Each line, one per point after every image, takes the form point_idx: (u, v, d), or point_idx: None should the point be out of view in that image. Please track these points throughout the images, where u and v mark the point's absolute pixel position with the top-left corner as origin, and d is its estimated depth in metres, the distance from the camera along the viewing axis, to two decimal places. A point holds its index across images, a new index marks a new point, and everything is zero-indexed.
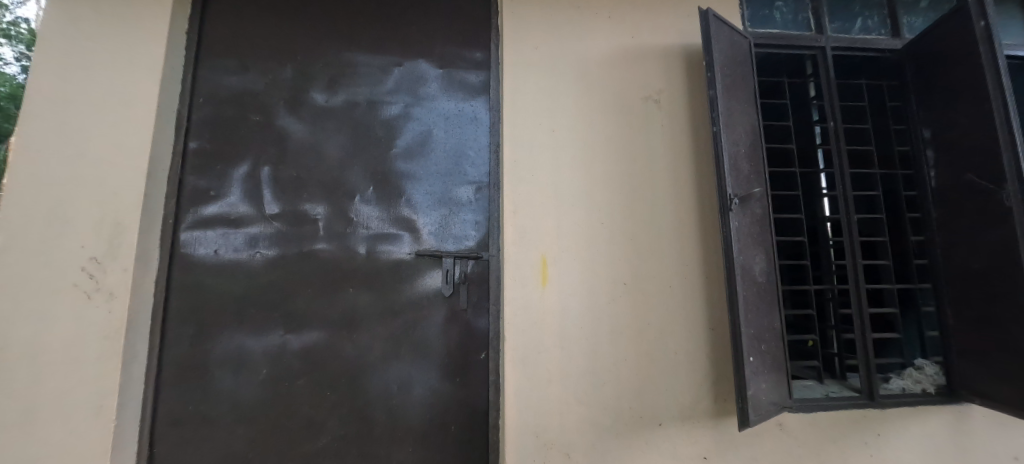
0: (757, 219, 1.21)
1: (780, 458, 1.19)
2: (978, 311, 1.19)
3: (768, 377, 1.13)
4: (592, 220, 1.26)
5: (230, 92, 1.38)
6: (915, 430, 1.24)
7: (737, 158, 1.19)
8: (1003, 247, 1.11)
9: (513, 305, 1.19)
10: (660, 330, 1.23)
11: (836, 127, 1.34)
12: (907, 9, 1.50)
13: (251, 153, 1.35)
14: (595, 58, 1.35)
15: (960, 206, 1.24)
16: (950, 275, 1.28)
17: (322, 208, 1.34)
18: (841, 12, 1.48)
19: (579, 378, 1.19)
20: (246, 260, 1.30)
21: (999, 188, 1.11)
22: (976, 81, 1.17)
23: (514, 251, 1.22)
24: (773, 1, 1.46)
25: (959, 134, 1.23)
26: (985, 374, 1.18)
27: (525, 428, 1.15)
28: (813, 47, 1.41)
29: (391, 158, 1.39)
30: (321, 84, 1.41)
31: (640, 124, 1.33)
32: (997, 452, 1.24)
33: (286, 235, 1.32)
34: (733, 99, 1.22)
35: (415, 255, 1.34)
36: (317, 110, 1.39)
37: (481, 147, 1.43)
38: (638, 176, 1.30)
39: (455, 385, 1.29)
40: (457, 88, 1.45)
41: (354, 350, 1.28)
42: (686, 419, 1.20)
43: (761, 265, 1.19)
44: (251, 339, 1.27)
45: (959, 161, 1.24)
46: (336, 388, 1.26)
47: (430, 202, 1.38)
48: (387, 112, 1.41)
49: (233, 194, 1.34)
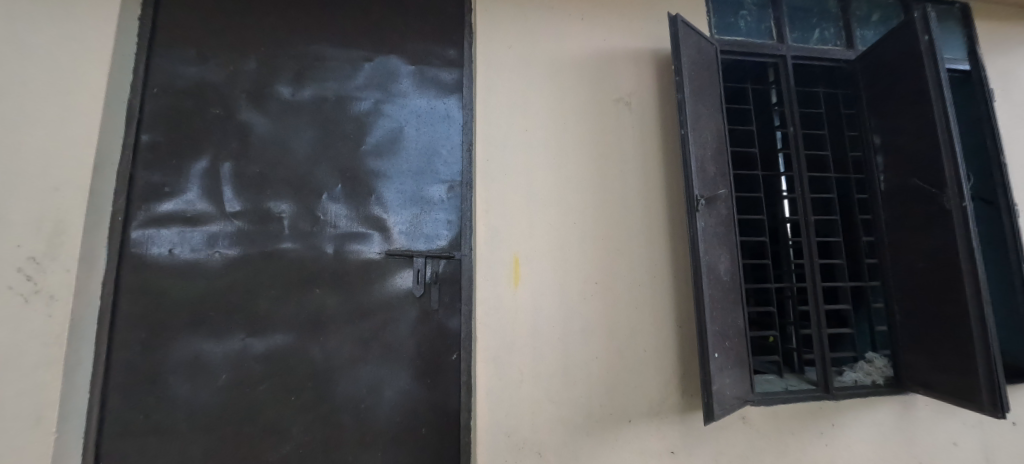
0: (722, 219, 1.25)
1: (743, 451, 1.24)
2: (923, 306, 1.27)
3: (731, 373, 1.17)
4: (564, 219, 1.27)
5: (188, 83, 1.30)
6: (865, 419, 1.31)
7: (704, 160, 1.22)
8: (945, 247, 1.19)
9: (484, 305, 1.19)
10: (630, 329, 1.25)
11: (795, 133, 1.40)
12: (860, 23, 1.59)
13: (209, 147, 1.28)
14: (568, 59, 1.36)
15: (907, 208, 1.32)
16: (897, 274, 1.36)
17: (287, 205, 1.29)
18: (800, 23, 1.55)
19: (550, 377, 1.19)
20: (205, 260, 1.23)
21: (941, 192, 1.19)
22: (921, 92, 1.25)
23: (486, 250, 1.21)
24: (739, 9, 1.51)
25: (904, 141, 1.31)
26: (928, 366, 1.26)
27: (496, 429, 1.14)
28: (775, 55, 1.47)
29: (360, 155, 1.35)
30: (286, 78, 1.35)
31: (612, 125, 1.35)
32: (938, 437, 1.34)
33: (248, 234, 1.26)
34: (700, 103, 1.25)
35: (386, 255, 1.31)
36: (282, 104, 1.34)
37: (454, 146, 1.41)
38: (609, 176, 1.32)
39: (426, 387, 1.26)
40: (429, 85, 1.43)
41: (321, 353, 1.24)
42: (654, 414, 1.22)
43: (725, 264, 1.23)
44: (209, 343, 1.20)
45: (905, 167, 1.31)
46: (300, 393, 1.22)
47: (401, 201, 1.35)
48: (356, 107, 1.37)
49: (191, 191, 1.27)
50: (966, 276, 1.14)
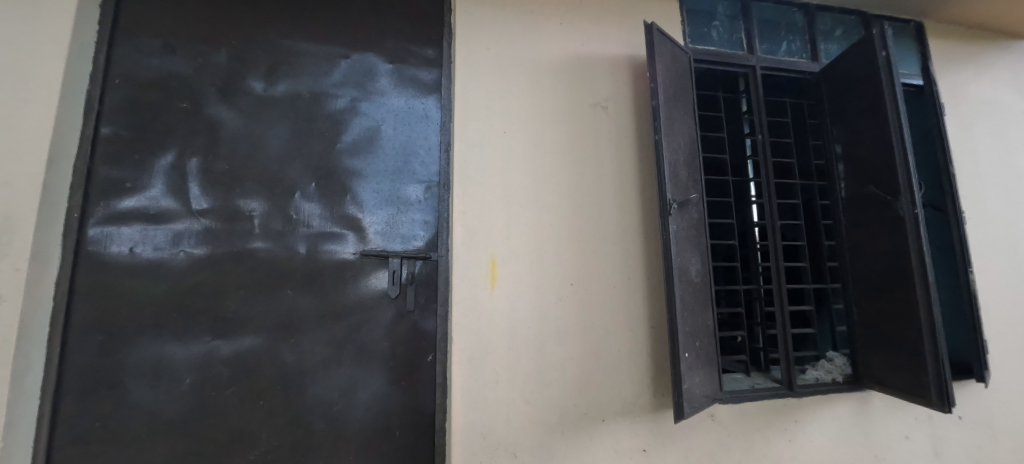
0: (693, 223, 1.28)
1: (712, 447, 1.27)
2: (879, 307, 1.34)
3: (701, 372, 1.20)
4: (540, 221, 1.28)
5: (153, 75, 1.25)
6: (826, 415, 1.37)
7: (677, 165, 1.26)
8: (899, 251, 1.26)
9: (460, 306, 1.18)
10: (604, 330, 1.28)
11: (763, 141, 1.46)
12: (824, 37, 1.67)
13: (176, 142, 1.24)
14: (546, 63, 1.38)
15: (865, 215, 1.39)
16: (855, 277, 1.43)
17: (258, 203, 1.26)
18: (769, 35, 1.61)
19: (525, 378, 1.20)
20: (169, 259, 1.19)
21: (895, 199, 1.26)
22: (878, 104, 1.32)
23: (463, 251, 1.21)
24: (711, 20, 1.56)
25: (863, 151, 1.38)
26: (882, 364, 1.33)
27: (471, 430, 1.14)
28: (745, 65, 1.52)
29: (335, 153, 1.33)
30: (259, 72, 1.32)
31: (589, 129, 1.37)
32: (892, 431, 1.41)
33: (216, 233, 1.22)
34: (674, 110, 1.28)
35: (360, 255, 1.29)
36: (254, 99, 1.30)
37: (432, 146, 1.40)
38: (586, 179, 1.34)
39: (401, 389, 1.25)
40: (408, 84, 1.41)
41: (292, 355, 1.21)
42: (627, 414, 1.25)
43: (696, 267, 1.26)
44: (173, 345, 1.16)
45: (864, 175, 1.38)
46: (269, 397, 1.18)
47: (377, 201, 1.34)
48: (331, 105, 1.35)
49: (155, 187, 1.21)
50: (917, 279, 1.20)
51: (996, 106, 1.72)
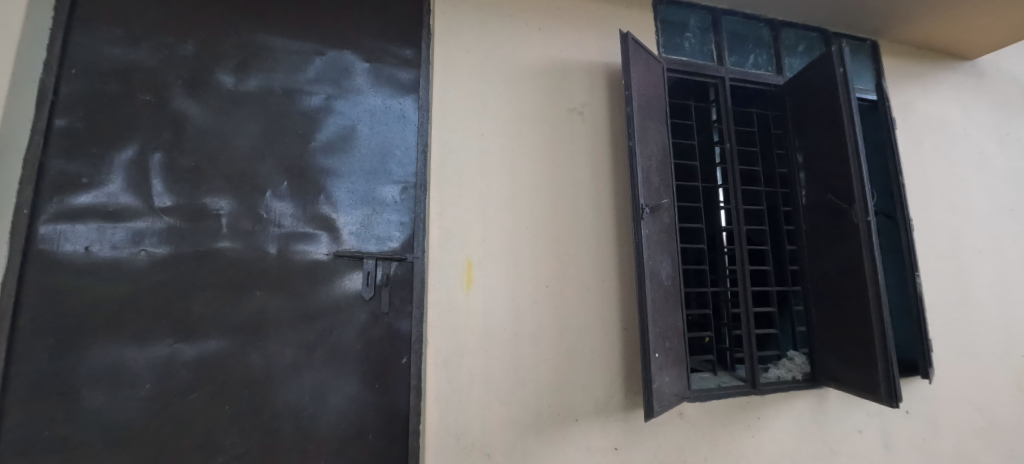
0: (665, 227, 1.32)
1: (680, 444, 1.32)
2: (835, 308, 1.42)
3: (670, 371, 1.24)
4: (517, 223, 1.29)
5: (113, 65, 1.19)
6: (786, 411, 1.44)
7: (649, 171, 1.29)
8: (854, 256, 1.34)
9: (436, 307, 1.18)
10: (578, 331, 1.30)
11: (731, 149, 1.52)
12: (788, 51, 1.76)
13: (138, 136, 1.18)
14: (524, 67, 1.39)
15: (823, 221, 1.47)
16: (814, 280, 1.51)
17: (226, 202, 1.22)
18: (737, 48, 1.68)
19: (500, 379, 1.21)
20: (128, 258, 1.13)
21: (851, 207, 1.34)
22: (836, 118, 1.40)
23: (439, 253, 1.21)
24: (684, 32, 1.62)
25: (822, 161, 1.46)
26: (838, 362, 1.41)
27: (445, 432, 1.14)
28: (715, 76, 1.58)
29: (309, 151, 1.30)
30: (229, 66, 1.27)
31: (565, 134, 1.39)
32: (846, 426, 1.49)
33: (180, 231, 1.17)
34: (647, 117, 1.32)
35: (334, 256, 1.27)
36: (223, 94, 1.26)
37: (409, 147, 1.39)
38: (562, 183, 1.36)
39: (374, 392, 1.24)
40: (385, 83, 1.40)
41: (261, 359, 1.18)
42: (599, 413, 1.28)
43: (667, 269, 1.31)
44: (132, 350, 1.10)
45: (823, 183, 1.46)
46: (236, 402, 1.14)
47: (352, 201, 1.32)
48: (305, 102, 1.32)
49: (113, 183, 1.15)
50: (870, 283, 1.28)
51: (943, 122, 1.85)
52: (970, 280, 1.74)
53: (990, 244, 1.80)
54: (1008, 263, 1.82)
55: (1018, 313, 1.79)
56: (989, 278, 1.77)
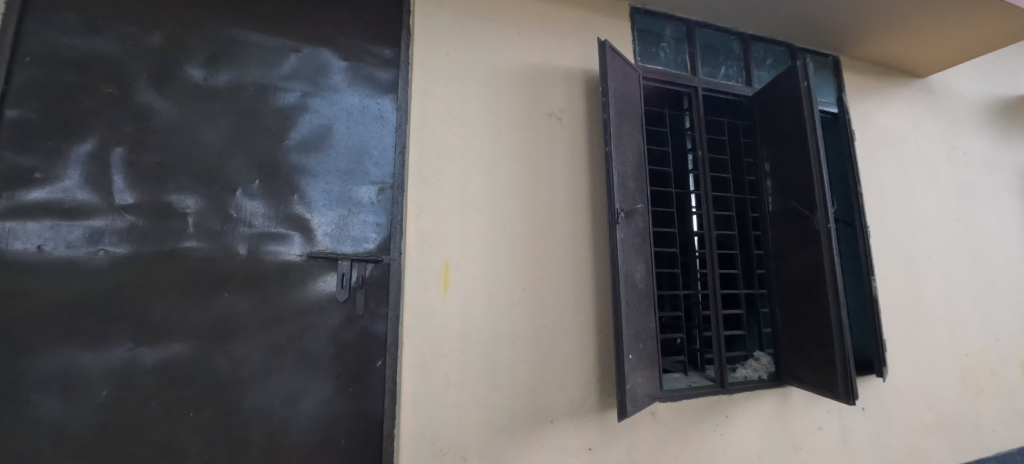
0: (639, 231, 1.36)
1: (652, 444, 1.35)
2: (798, 310, 1.49)
3: (643, 372, 1.27)
4: (495, 225, 1.30)
5: (71, 54, 1.12)
6: (752, 410, 1.50)
7: (625, 176, 1.33)
8: (816, 261, 1.41)
9: (412, 310, 1.17)
10: (554, 333, 1.32)
11: (703, 156, 1.57)
12: (757, 64, 1.84)
13: (98, 129, 1.12)
14: (504, 71, 1.41)
15: (788, 227, 1.54)
16: (779, 284, 1.58)
17: (193, 200, 1.16)
18: (710, 59, 1.75)
19: (476, 382, 1.21)
20: (85, 258, 1.06)
21: (813, 214, 1.41)
22: (800, 129, 1.46)
23: (416, 255, 1.20)
24: (659, 42, 1.67)
25: (788, 170, 1.53)
26: (800, 362, 1.48)
27: (421, 435, 1.13)
28: (688, 85, 1.63)
29: (282, 150, 1.27)
30: (198, 60, 1.23)
31: (544, 138, 1.41)
32: (808, 423, 1.57)
33: (143, 231, 1.11)
34: (623, 123, 1.36)
35: (307, 257, 1.24)
36: (191, 88, 1.21)
37: (387, 147, 1.38)
38: (540, 187, 1.38)
39: (347, 396, 1.21)
40: (363, 82, 1.38)
41: (229, 363, 1.14)
42: (574, 414, 1.30)
43: (641, 273, 1.34)
44: (88, 356, 1.03)
45: (788, 191, 1.53)
46: (201, 409, 1.10)
47: (327, 201, 1.29)
48: (279, 99, 1.28)
49: (70, 178, 1.08)
50: (830, 286, 1.35)
51: (897, 135, 1.97)
52: (920, 283, 1.85)
53: (938, 250, 1.93)
54: (954, 268, 1.95)
55: (964, 315, 1.92)
56: (937, 282, 1.89)
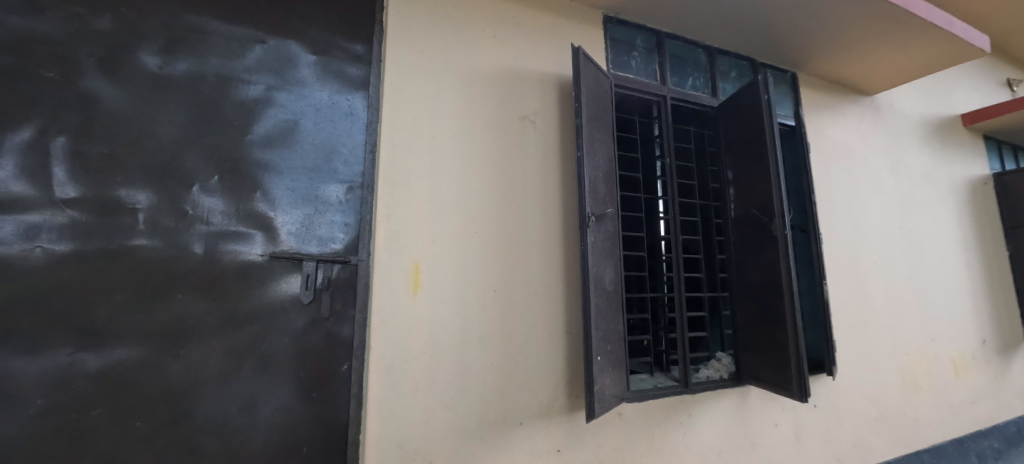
0: (609, 235, 1.39)
1: (618, 444, 1.38)
2: (757, 313, 1.56)
3: (611, 373, 1.29)
4: (466, 227, 1.29)
5: (4, 33, 0.99)
6: (713, 408, 1.56)
7: (596, 181, 1.35)
8: (773, 265, 1.48)
9: (380, 312, 1.14)
10: (524, 336, 1.32)
11: (670, 163, 1.63)
12: (721, 76, 1.92)
13: (36, 115, 1.00)
14: (478, 72, 1.41)
15: (748, 233, 1.61)
16: (739, 287, 1.65)
17: (144, 195, 1.08)
18: (678, 70, 1.81)
19: (445, 385, 1.19)
20: (18, 256, 0.95)
21: (771, 221, 1.48)
22: (760, 140, 1.54)
23: (385, 256, 1.17)
24: (631, 51, 1.72)
25: (748, 178, 1.61)
26: (758, 362, 1.55)
27: (387, 441, 1.10)
28: (657, 94, 1.68)
29: (244, 144, 1.21)
30: (153, 46, 1.14)
31: (517, 141, 1.42)
32: (765, 420, 1.64)
33: (88, 227, 1.02)
34: (595, 129, 1.38)
35: (270, 257, 1.19)
36: (146, 76, 1.12)
37: (356, 146, 1.35)
38: (512, 189, 1.38)
39: (311, 402, 1.17)
40: (333, 78, 1.35)
41: (181, 369, 1.06)
42: (543, 416, 1.30)
43: (610, 276, 1.37)
44: (16, 366, 0.92)
45: (749, 199, 1.60)
46: (150, 418, 1.02)
47: (292, 199, 1.24)
48: (241, 91, 1.22)
49: (2, 168, 0.96)
50: (785, 290, 1.42)
51: (847, 148, 2.11)
52: (866, 287, 1.98)
53: (882, 256, 2.07)
54: (896, 273, 2.10)
55: (904, 317, 2.07)
56: (881, 286, 2.04)
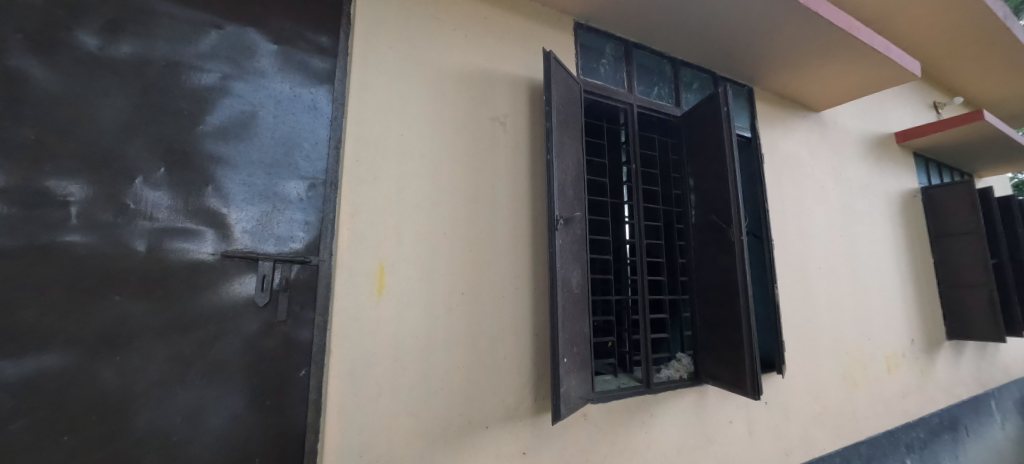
0: (577, 238, 1.41)
1: (583, 445, 1.39)
2: (715, 315, 1.63)
3: (577, 375, 1.31)
4: (434, 227, 1.27)
5: None
6: (673, 407, 1.61)
7: (564, 184, 1.37)
8: (729, 269, 1.56)
9: (342, 315, 1.10)
10: (491, 338, 1.32)
11: (636, 169, 1.68)
12: (685, 87, 2.00)
13: None
14: (449, 71, 1.39)
15: (707, 238, 1.68)
16: (699, 290, 1.72)
17: (79, 187, 0.99)
18: (644, 79, 1.87)
19: (409, 389, 1.17)
20: None
21: (728, 227, 1.55)
22: (720, 149, 1.61)
23: (348, 257, 1.13)
24: (600, 58, 1.76)
25: (709, 186, 1.68)
26: (715, 362, 1.62)
27: (347, 450, 1.06)
28: (624, 102, 1.73)
29: (195, 135, 1.13)
30: (92, 24, 1.05)
31: (487, 142, 1.42)
32: (721, 417, 1.72)
33: (9, 220, 0.91)
34: (565, 133, 1.40)
35: (221, 257, 1.11)
36: (83, 57, 1.02)
37: (319, 141, 1.29)
38: (481, 191, 1.38)
39: (265, 410, 1.10)
40: (295, 70, 1.29)
41: (119, 378, 0.97)
42: (509, 418, 1.30)
43: (577, 278, 1.38)
44: None
45: (708, 205, 1.68)
46: (81, 432, 0.93)
47: (247, 195, 1.17)
48: (193, 78, 1.14)
49: None
50: (741, 293, 1.49)
51: (797, 160, 2.26)
52: (812, 291, 2.12)
53: (827, 262, 2.23)
54: (838, 278, 2.27)
55: (845, 318, 2.24)
56: (825, 289, 2.19)
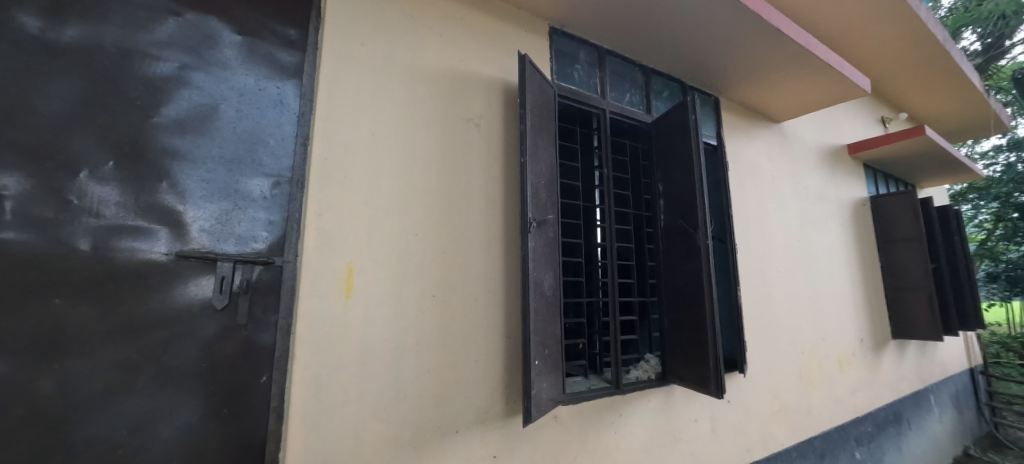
0: (549, 241, 1.42)
1: (553, 446, 1.40)
2: (682, 317, 1.69)
3: (548, 377, 1.31)
4: (405, 228, 1.25)
5: None
6: (642, 407, 1.65)
7: (538, 187, 1.38)
8: (695, 272, 1.61)
9: (307, 318, 1.06)
10: (462, 341, 1.31)
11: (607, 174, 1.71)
12: (655, 95, 2.06)
13: None
14: (423, 71, 1.38)
15: (675, 242, 1.73)
16: (667, 292, 1.77)
17: (14, 180, 0.91)
18: (617, 85, 1.92)
19: (378, 394, 1.14)
20: None
21: (695, 232, 1.61)
22: (688, 156, 1.67)
23: (314, 258, 1.09)
24: (574, 64, 1.79)
25: (677, 191, 1.73)
26: (682, 362, 1.67)
27: (311, 458, 1.02)
28: (597, 107, 1.75)
29: (149, 127, 1.06)
30: (33, 4, 0.97)
31: (461, 143, 1.41)
32: (686, 416, 1.77)
33: None
34: (539, 136, 1.41)
35: (176, 257, 1.05)
36: (22, 40, 0.95)
37: (286, 137, 1.25)
38: (454, 192, 1.37)
39: (222, 418, 1.05)
40: (261, 63, 1.24)
41: (57, 387, 0.90)
42: (480, 422, 1.29)
43: (549, 280, 1.39)
44: None
45: (677, 210, 1.73)
46: (11, 448, 0.85)
47: (206, 192, 1.12)
48: (148, 67, 1.08)
49: None
50: (706, 296, 1.55)
51: (759, 168, 2.37)
52: (772, 293, 2.23)
53: (785, 266, 2.35)
54: (796, 280, 2.39)
55: (801, 319, 2.36)
56: (784, 292, 2.30)
